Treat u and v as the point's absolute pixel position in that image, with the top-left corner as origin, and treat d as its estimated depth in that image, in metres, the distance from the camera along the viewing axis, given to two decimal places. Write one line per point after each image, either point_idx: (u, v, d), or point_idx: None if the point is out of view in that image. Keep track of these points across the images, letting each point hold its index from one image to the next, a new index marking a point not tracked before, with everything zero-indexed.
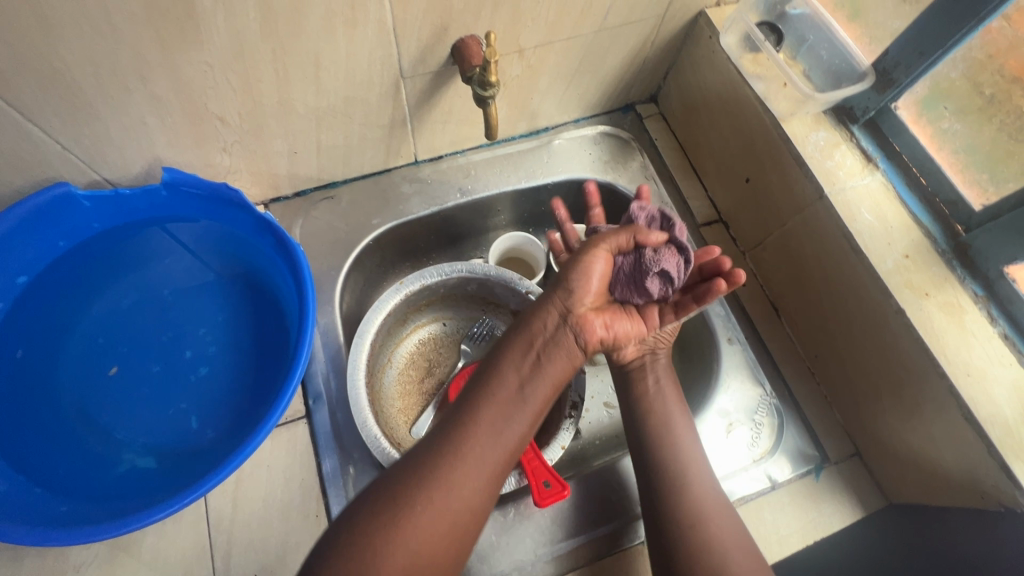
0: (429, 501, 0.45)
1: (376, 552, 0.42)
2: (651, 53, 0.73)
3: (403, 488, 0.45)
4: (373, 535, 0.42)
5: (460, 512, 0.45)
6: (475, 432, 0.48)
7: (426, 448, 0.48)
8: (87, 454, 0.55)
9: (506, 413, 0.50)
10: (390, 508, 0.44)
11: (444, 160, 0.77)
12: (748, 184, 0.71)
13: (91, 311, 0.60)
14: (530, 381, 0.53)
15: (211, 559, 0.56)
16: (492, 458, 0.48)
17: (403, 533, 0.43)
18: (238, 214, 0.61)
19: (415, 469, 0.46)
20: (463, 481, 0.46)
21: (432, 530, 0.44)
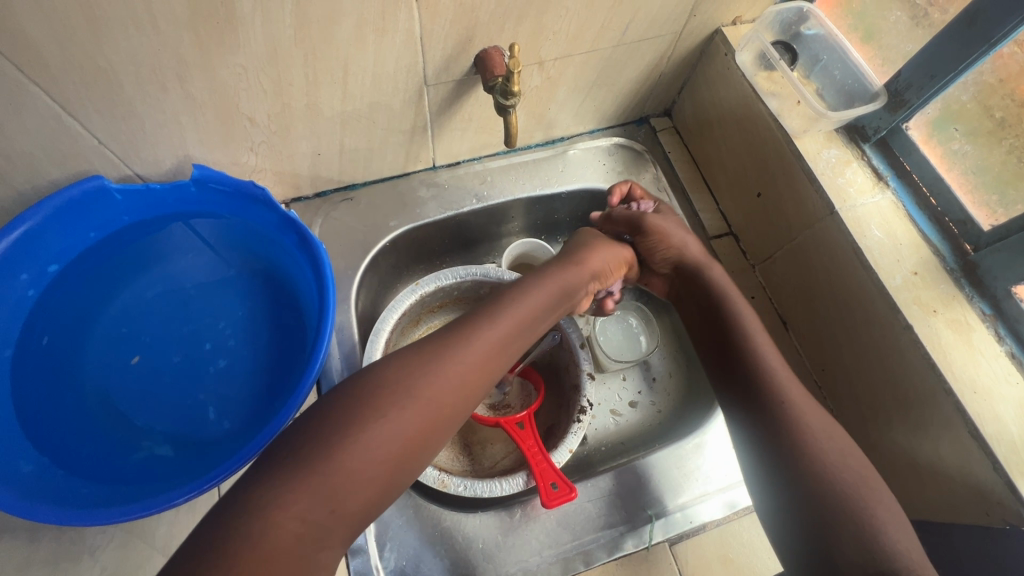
0: (409, 395, 0.45)
1: (352, 442, 0.42)
2: (667, 68, 0.75)
3: (362, 400, 0.44)
4: (351, 422, 0.43)
5: (440, 407, 0.47)
6: (446, 365, 0.48)
7: (392, 368, 0.47)
8: (109, 440, 0.56)
9: (485, 356, 0.50)
10: (357, 406, 0.44)
11: (461, 166, 0.79)
12: (759, 198, 0.73)
13: (116, 301, 0.62)
14: (512, 326, 0.54)
15: None
16: (455, 393, 0.48)
17: (345, 450, 0.41)
18: (262, 212, 0.63)
19: (375, 388, 0.45)
20: (419, 409, 0.45)
21: (408, 420, 0.45)
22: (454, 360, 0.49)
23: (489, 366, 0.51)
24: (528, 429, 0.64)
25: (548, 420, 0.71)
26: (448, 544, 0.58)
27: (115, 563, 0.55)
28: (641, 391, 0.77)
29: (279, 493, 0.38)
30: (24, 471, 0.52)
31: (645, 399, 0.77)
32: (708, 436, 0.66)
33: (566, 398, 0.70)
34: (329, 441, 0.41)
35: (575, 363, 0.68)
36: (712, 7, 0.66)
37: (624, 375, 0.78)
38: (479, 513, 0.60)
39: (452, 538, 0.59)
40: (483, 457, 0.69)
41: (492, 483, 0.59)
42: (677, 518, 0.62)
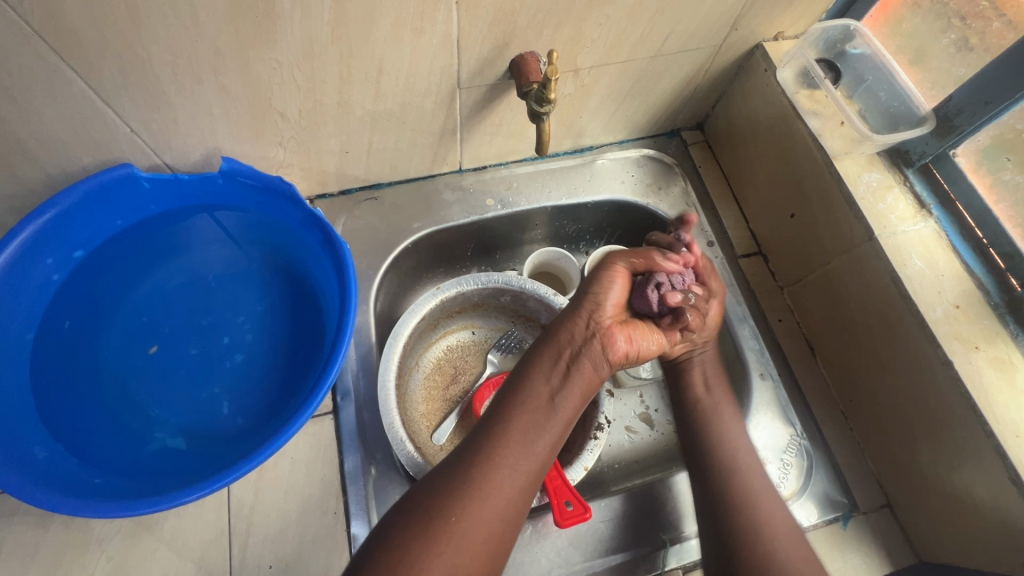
0: (467, 504, 0.46)
1: (418, 563, 0.43)
2: (703, 81, 0.73)
3: (437, 502, 0.46)
4: (416, 543, 0.44)
5: (498, 512, 0.47)
6: (506, 449, 0.50)
7: (452, 467, 0.49)
8: (123, 429, 0.56)
9: (533, 427, 0.51)
10: (419, 527, 0.45)
11: (487, 171, 0.78)
12: (793, 220, 0.70)
13: (137, 290, 0.62)
14: (545, 399, 0.53)
15: (229, 545, 0.56)
16: (523, 475, 0.49)
17: (443, 557, 0.44)
18: (287, 208, 0.62)
19: (438, 496, 0.47)
20: (493, 494, 0.48)
21: (470, 534, 0.45)
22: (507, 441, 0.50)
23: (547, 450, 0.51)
24: None
25: None
26: None
27: (122, 554, 0.55)
28: (658, 409, 0.76)
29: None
30: (39, 456, 0.52)
31: (662, 419, 0.75)
32: None
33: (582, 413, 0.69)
34: (422, 544, 0.44)
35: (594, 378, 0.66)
36: (755, 21, 0.64)
37: (642, 393, 0.76)
38: None
39: None
40: None
41: None
42: (692, 545, 0.60)
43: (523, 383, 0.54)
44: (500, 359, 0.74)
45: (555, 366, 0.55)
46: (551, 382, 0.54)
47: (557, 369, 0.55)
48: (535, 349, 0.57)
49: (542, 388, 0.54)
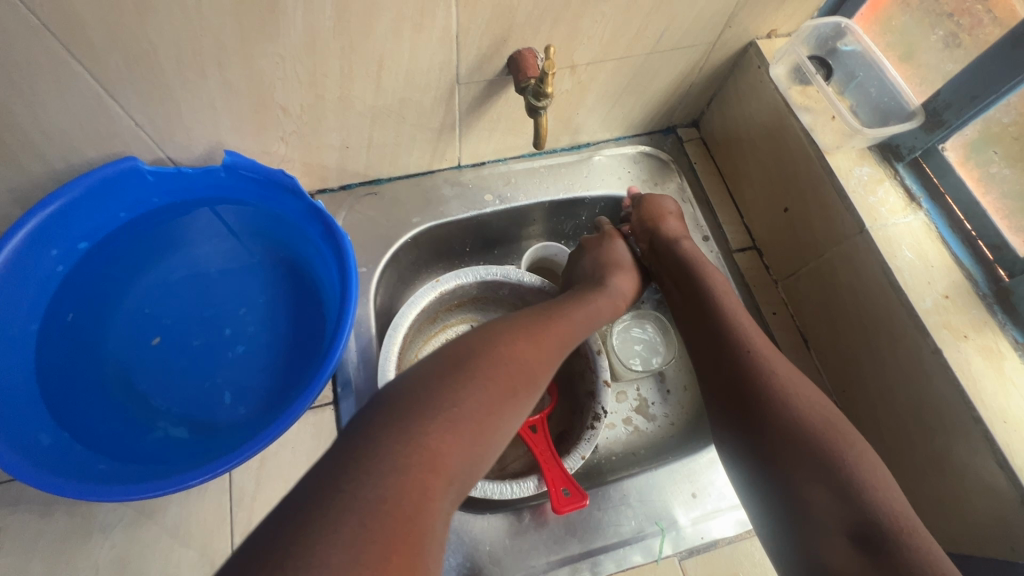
0: (504, 359, 0.45)
1: (452, 396, 0.40)
2: (698, 78, 0.75)
3: (475, 352, 0.44)
4: (449, 378, 0.41)
5: (529, 380, 0.46)
6: (543, 331, 0.50)
7: (471, 342, 0.46)
8: (126, 418, 0.57)
9: (566, 338, 0.52)
10: (451, 365, 0.43)
11: (486, 166, 0.80)
12: (786, 214, 0.72)
13: (140, 283, 0.63)
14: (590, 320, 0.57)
15: (231, 532, 0.57)
16: (554, 360, 0.49)
17: (445, 418, 0.39)
18: (289, 201, 0.63)
19: (473, 349, 0.45)
20: (510, 372, 0.44)
21: (502, 385, 0.43)
22: (533, 336, 0.49)
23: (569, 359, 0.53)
24: (541, 433, 0.64)
25: (560, 426, 0.71)
26: (456, 544, 0.58)
27: (125, 541, 0.55)
28: (655, 402, 0.77)
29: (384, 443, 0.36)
30: (43, 442, 0.52)
31: (659, 412, 0.76)
32: None
33: (579, 405, 0.70)
34: (455, 382, 0.41)
35: (591, 369, 0.68)
36: (748, 19, 0.65)
37: (639, 386, 0.77)
38: (487, 515, 0.60)
39: (459, 538, 0.58)
40: (493, 459, 0.69)
41: (503, 485, 0.59)
42: (688, 533, 0.61)
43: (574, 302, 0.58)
44: None
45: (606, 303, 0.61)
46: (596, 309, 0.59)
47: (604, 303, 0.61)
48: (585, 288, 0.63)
49: (587, 311, 0.58)
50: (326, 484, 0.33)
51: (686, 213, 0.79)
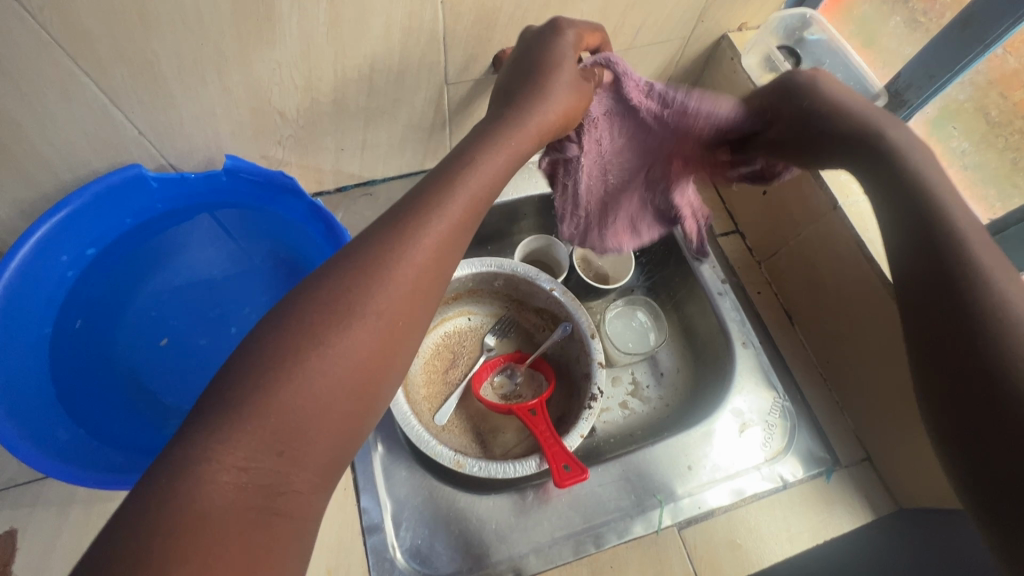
0: (355, 315, 0.37)
1: (288, 375, 0.34)
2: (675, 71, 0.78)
3: (316, 309, 0.36)
4: (288, 353, 0.34)
5: (391, 331, 0.38)
6: (413, 260, 0.40)
7: (304, 303, 0.37)
8: (139, 415, 0.59)
9: (445, 247, 0.41)
10: (289, 331, 0.35)
11: None
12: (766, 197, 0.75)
13: (146, 286, 0.65)
14: (489, 185, 0.45)
15: None
16: (420, 293, 0.40)
17: (269, 408, 0.33)
18: (290, 203, 0.66)
19: (318, 304, 0.37)
20: (367, 325, 0.37)
21: (352, 347, 0.36)
22: (396, 267, 0.39)
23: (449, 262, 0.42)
24: (541, 416, 0.66)
25: (559, 410, 0.73)
26: (463, 525, 0.60)
27: None
28: (650, 384, 0.79)
29: (210, 451, 0.31)
30: (63, 439, 0.54)
31: (653, 393, 0.79)
32: (715, 425, 0.68)
33: (577, 389, 0.72)
34: (292, 353, 0.34)
35: (586, 352, 0.70)
36: (719, 14, 0.69)
37: (633, 369, 0.80)
38: (492, 496, 0.62)
39: (466, 519, 0.60)
40: (495, 445, 0.71)
41: (507, 464, 0.61)
42: (686, 504, 0.64)
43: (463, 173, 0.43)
44: (497, 342, 0.78)
45: (512, 167, 0.46)
46: (493, 175, 0.45)
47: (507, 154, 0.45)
48: (487, 135, 0.46)
49: (475, 183, 0.44)
50: (152, 507, 0.29)
51: None
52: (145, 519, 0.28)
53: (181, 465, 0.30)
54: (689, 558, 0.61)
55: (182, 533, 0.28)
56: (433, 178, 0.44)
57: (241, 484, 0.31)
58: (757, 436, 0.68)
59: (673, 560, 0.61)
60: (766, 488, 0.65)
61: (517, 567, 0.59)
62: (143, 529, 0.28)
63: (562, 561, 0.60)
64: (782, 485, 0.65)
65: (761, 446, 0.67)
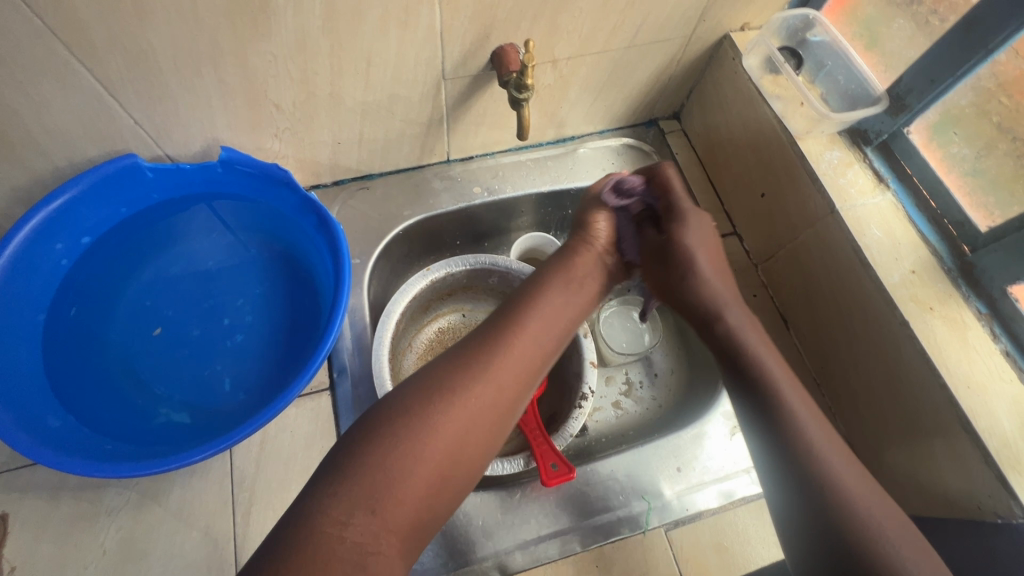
0: (454, 404, 0.48)
1: (395, 453, 0.44)
2: (677, 71, 0.78)
3: (423, 399, 0.47)
4: (396, 434, 0.45)
5: (482, 425, 0.49)
6: (498, 366, 0.51)
7: (411, 389, 0.48)
8: (128, 405, 0.59)
9: (525, 356, 0.53)
10: (403, 414, 0.46)
11: (474, 161, 0.82)
12: (763, 200, 0.74)
13: (141, 276, 0.65)
14: (564, 307, 0.58)
15: (233, 513, 0.59)
16: (501, 397, 0.50)
17: (378, 483, 0.42)
18: (283, 194, 0.66)
19: (423, 393, 0.48)
20: (459, 414, 0.48)
21: (450, 436, 0.46)
22: (489, 369, 0.51)
23: (528, 375, 0.53)
24: (531, 414, 0.66)
25: (550, 408, 0.73)
26: (449, 520, 0.60)
27: (130, 523, 0.58)
28: (643, 386, 0.79)
29: (325, 505, 0.41)
30: (52, 425, 0.55)
31: (646, 394, 0.79)
32: (707, 427, 0.68)
33: (568, 387, 0.72)
34: (401, 434, 0.45)
35: (578, 351, 0.70)
36: (722, 14, 0.68)
37: (627, 370, 0.80)
38: (479, 492, 0.62)
39: (453, 515, 0.60)
40: None
41: (494, 462, 0.61)
42: (673, 505, 0.64)
43: (539, 292, 0.58)
44: None
45: (576, 295, 0.60)
46: (565, 294, 0.59)
47: (576, 283, 0.61)
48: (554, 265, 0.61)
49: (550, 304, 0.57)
50: (283, 548, 0.38)
51: None
52: (281, 548, 0.38)
53: (302, 520, 0.40)
54: (675, 560, 0.61)
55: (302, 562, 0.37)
56: (514, 298, 0.59)
57: (345, 537, 0.40)
58: None
59: (658, 561, 0.61)
60: (755, 491, 0.65)
61: (502, 564, 0.59)
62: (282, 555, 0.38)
63: (547, 558, 0.60)
64: None
65: None
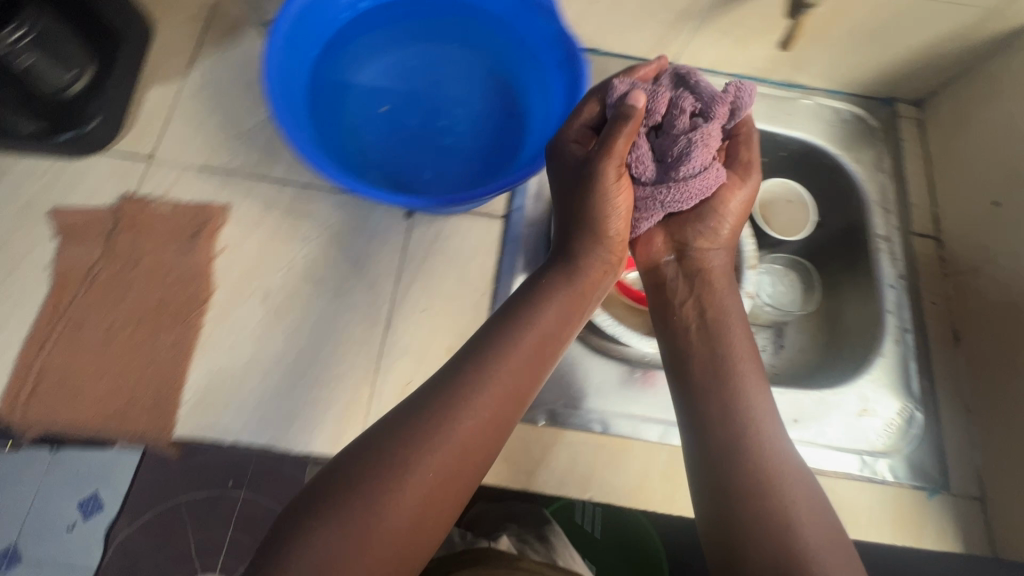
0: (426, 458, 0.46)
1: (366, 507, 0.43)
2: (954, 48, 0.72)
3: (394, 446, 0.46)
4: (358, 485, 0.44)
5: (458, 465, 0.47)
6: (468, 415, 0.48)
7: (381, 432, 0.47)
8: (348, 156, 0.66)
9: (499, 403, 0.50)
10: (372, 467, 0.45)
11: (697, 73, 0.82)
12: (994, 208, 0.69)
13: (387, 57, 0.72)
14: (552, 351, 0.55)
15: (394, 281, 0.66)
16: (465, 448, 0.47)
17: (340, 537, 0.42)
18: (539, 23, 0.67)
19: (392, 440, 0.46)
20: (432, 469, 0.45)
21: (422, 492, 0.45)
22: (455, 424, 0.47)
23: (493, 424, 0.49)
24: None
25: None
26: (571, 365, 0.66)
27: (317, 252, 0.67)
28: (769, 348, 0.79)
29: (297, 546, 0.41)
30: None
31: (770, 357, 0.78)
32: (838, 398, 0.67)
33: None
34: (367, 490, 0.44)
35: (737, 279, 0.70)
36: None
37: (758, 330, 0.80)
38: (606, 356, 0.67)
39: (575, 364, 0.66)
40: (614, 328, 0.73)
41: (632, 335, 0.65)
42: None
43: (532, 315, 0.55)
44: None
45: (562, 322, 0.56)
46: (558, 317, 0.56)
47: (572, 309, 0.57)
48: (550, 287, 0.57)
49: (527, 353, 0.53)
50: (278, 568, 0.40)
51: (877, 183, 0.78)
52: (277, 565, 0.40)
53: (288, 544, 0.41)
54: None
55: None
56: (502, 323, 0.55)
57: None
58: (874, 427, 0.66)
59: None
60: (861, 473, 0.64)
61: (603, 421, 0.63)
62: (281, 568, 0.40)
63: (644, 437, 0.63)
64: (877, 479, 0.64)
65: (874, 436, 0.66)
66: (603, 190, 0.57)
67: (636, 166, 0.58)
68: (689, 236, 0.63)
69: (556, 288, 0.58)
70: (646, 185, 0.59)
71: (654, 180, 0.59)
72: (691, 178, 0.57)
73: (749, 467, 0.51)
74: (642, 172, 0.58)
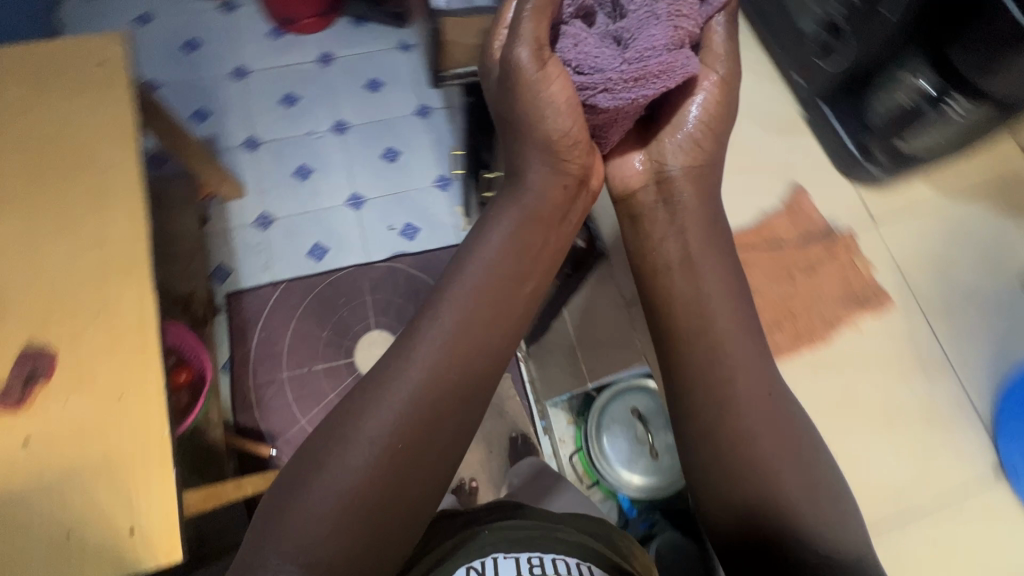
0: (403, 374, 0.69)
1: (363, 417, 0.67)
2: None
3: (372, 380, 0.70)
4: (349, 415, 0.68)
5: (455, 337, 0.72)
6: (485, 291, 0.75)
7: (366, 381, 0.71)
8: None
9: (499, 277, 0.75)
10: (362, 395, 0.69)
11: None
12: None
13: None
14: (519, 233, 0.77)
15: (938, 495, 0.66)
16: (477, 338, 0.73)
17: (364, 425, 0.66)
18: None
19: (370, 381, 0.70)
20: (430, 365, 0.69)
21: (425, 378, 0.69)
22: (429, 322, 0.73)
23: (498, 324, 0.75)
24: None
25: None
26: None
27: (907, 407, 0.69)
28: None
29: (329, 453, 0.65)
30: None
31: None
32: None
33: None
34: (365, 401, 0.68)
35: None
36: None
37: None
38: None
39: None
40: None
41: None
42: None
43: (497, 216, 0.78)
44: None
45: (530, 220, 0.78)
46: (519, 252, 0.77)
47: (537, 234, 0.78)
48: (494, 243, 0.77)
49: (498, 252, 0.77)
50: (297, 480, 0.64)
51: None
52: (315, 469, 0.64)
53: (322, 453, 0.65)
54: None
55: (348, 471, 0.63)
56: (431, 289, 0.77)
57: (361, 453, 0.65)
58: None
59: None
60: None
61: None
62: (306, 486, 0.63)
63: None
64: None
65: None
66: (538, 88, 0.68)
67: (605, 39, 0.66)
68: (665, 155, 0.76)
69: (498, 217, 0.78)
70: (584, 74, 0.67)
71: (594, 69, 0.65)
72: (653, 57, 0.62)
73: (751, 458, 0.66)
74: (578, 60, 0.67)
